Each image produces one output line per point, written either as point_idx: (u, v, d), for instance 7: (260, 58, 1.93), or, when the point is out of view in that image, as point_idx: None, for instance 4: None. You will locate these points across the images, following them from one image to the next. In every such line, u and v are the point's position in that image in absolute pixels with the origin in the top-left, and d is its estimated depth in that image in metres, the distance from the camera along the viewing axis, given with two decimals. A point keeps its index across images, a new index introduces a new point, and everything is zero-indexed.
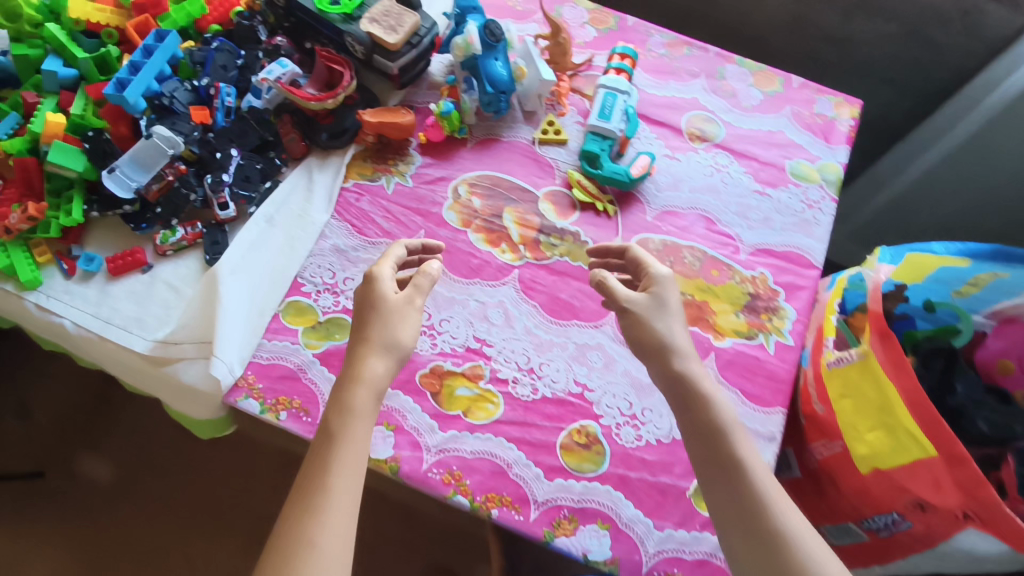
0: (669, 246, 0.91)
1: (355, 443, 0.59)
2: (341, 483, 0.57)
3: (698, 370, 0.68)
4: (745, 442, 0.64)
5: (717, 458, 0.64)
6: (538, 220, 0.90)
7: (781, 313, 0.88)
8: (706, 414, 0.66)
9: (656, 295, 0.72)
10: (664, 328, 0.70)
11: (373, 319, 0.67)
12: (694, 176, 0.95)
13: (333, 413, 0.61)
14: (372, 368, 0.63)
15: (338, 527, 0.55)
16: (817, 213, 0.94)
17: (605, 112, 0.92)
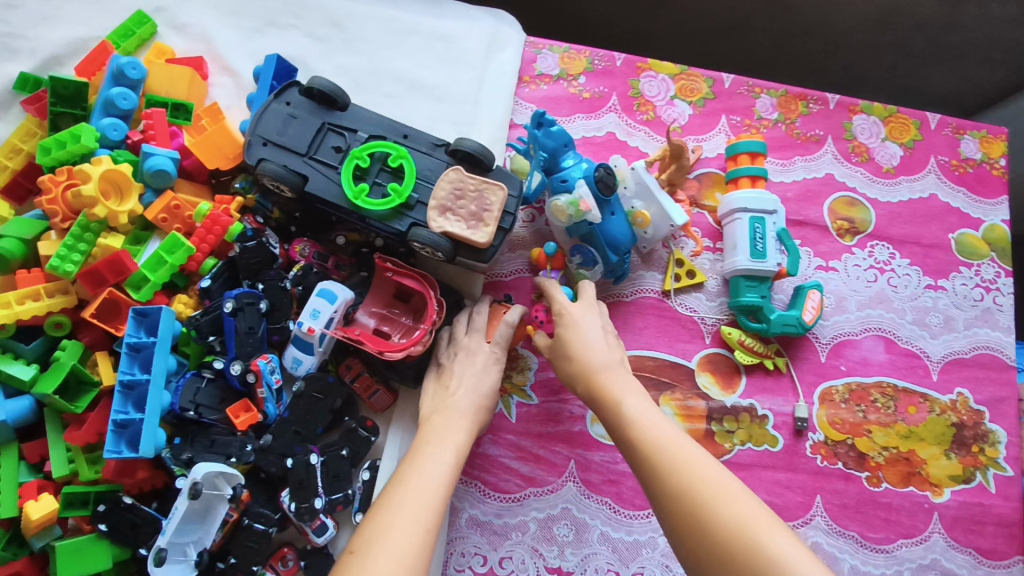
0: (855, 391, 0.75)
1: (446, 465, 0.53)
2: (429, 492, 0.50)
3: (616, 389, 0.54)
4: (687, 457, 0.47)
5: (653, 483, 0.47)
6: (703, 403, 0.72)
7: (992, 438, 0.75)
8: (635, 449, 0.50)
9: (562, 324, 0.60)
10: (574, 349, 0.58)
11: (465, 372, 0.62)
12: (858, 288, 0.77)
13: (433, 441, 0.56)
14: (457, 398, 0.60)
15: (420, 543, 0.46)
16: (997, 296, 0.80)
17: (758, 248, 0.71)
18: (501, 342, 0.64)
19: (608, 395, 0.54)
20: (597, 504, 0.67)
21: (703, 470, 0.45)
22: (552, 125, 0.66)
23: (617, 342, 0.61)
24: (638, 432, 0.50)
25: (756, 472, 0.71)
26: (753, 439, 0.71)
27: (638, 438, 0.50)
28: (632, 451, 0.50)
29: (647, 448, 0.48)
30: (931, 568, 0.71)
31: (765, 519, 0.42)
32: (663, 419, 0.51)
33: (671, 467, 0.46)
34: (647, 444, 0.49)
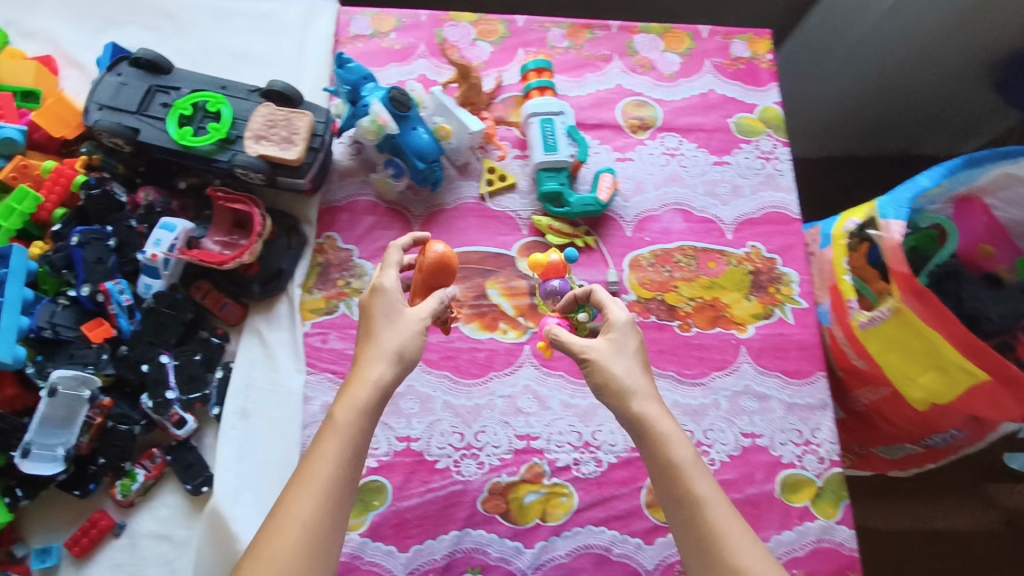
0: (661, 255, 0.86)
1: (360, 448, 0.52)
2: (342, 479, 0.50)
3: (666, 431, 0.55)
4: (737, 537, 0.51)
5: (703, 545, 0.51)
6: (525, 283, 0.82)
7: (786, 280, 0.87)
8: (693, 511, 0.52)
9: (614, 338, 0.59)
10: (620, 372, 0.57)
11: (377, 316, 0.58)
12: (653, 172, 0.90)
13: (337, 404, 0.53)
14: (374, 368, 0.55)
15: (301, 552, 0.46)
16: (777, 163, 0.92)
17: (549, 144, 0.83)
18: (429, 314, 0.60)
19: (660, 436, 0.55)
20: (436, 378, 0.78)
21: (754, 554, 0.50)
22: (349, 62, 0.78)
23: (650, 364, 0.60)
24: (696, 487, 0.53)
25: None
26: None
27: (694, 490, 0.53)
28: (681, 499, 0.53)
29: (701, 510, 0.52)
30: (744, 393, 0.82)
31: None
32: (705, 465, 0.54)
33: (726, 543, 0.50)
34: (709, 525, 0.51)
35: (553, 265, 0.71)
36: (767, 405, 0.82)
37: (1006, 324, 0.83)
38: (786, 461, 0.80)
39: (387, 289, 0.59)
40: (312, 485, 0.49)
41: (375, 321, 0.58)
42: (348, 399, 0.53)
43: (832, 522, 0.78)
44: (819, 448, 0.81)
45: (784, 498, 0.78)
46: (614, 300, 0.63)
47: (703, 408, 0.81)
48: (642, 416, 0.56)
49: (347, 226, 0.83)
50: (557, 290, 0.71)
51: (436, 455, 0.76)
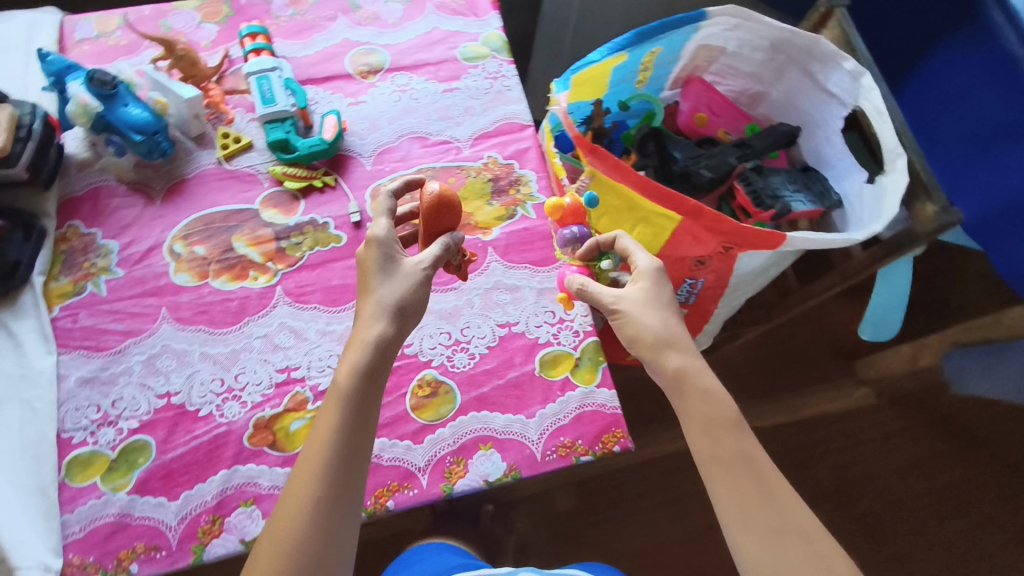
0: (401, 181, 0.91)
1: (360, 413, 0.66)
2: (338, 446, 0.64)
3: (702, 371, 0.66)
4: (755, 457, 0.63)
5: (738, 473, 0.62)
6: (270, 230, 0.86)
7: (525, 181, 0.93)
8: (719, 442, 0.63)
9: (642, 288, 0.69)
10: (656, 323, 0.67)
11: (374, 270, 0.69)
12: (385, 109, 0.95)
13: (341, 371, 0.66)
14: (370, 332, 0.67)
15: (312, 514, 0.62)
16: (503, 80, 0.99)
17: (267, 97, 0.88)
18: (428, 260, 0.71)
19: (695, 366, 0.66)
20: (190, 333, 0.81)
21: (763, 478, 0.62)
22: (49, 56, 0.84)
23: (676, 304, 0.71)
24: (725, 415, 0.64)
25: (330, 266, 0.85)
26: (320, 242, 0.86)
27: (741, 442, 0.63)
28: (722, 439, 0.63)
29: (744, 451, 0.63)
30: (496, 289, 0.87)
31: (826, 544, 0.60)
32: (727, 395, 0.65)
33: (752, 466, 0.62)
34: (744, 455, 0.63)
35: (571, 208, 0.76)
36: (518, 295, 0.86)
37: (720, 175, 0.91)
38: (543, 341, 0.84)
39: (394, 258, 0.70)
40: (325, 459, 0.64)
41: (371, 277, 0.69)
42: (342, 373, 0.66)
43: (592, 387, 0.82)
44: (572, 323, 0.85)
45: (544, 375, 0.82)
46: (638, 255, 0.72)
47: (458, 310, 0.85)
48: (670, 346, 0.66)
49: (90, 212, 0.87)
50: (575, 236, 0.76)
51: (197, 404, 0.78)
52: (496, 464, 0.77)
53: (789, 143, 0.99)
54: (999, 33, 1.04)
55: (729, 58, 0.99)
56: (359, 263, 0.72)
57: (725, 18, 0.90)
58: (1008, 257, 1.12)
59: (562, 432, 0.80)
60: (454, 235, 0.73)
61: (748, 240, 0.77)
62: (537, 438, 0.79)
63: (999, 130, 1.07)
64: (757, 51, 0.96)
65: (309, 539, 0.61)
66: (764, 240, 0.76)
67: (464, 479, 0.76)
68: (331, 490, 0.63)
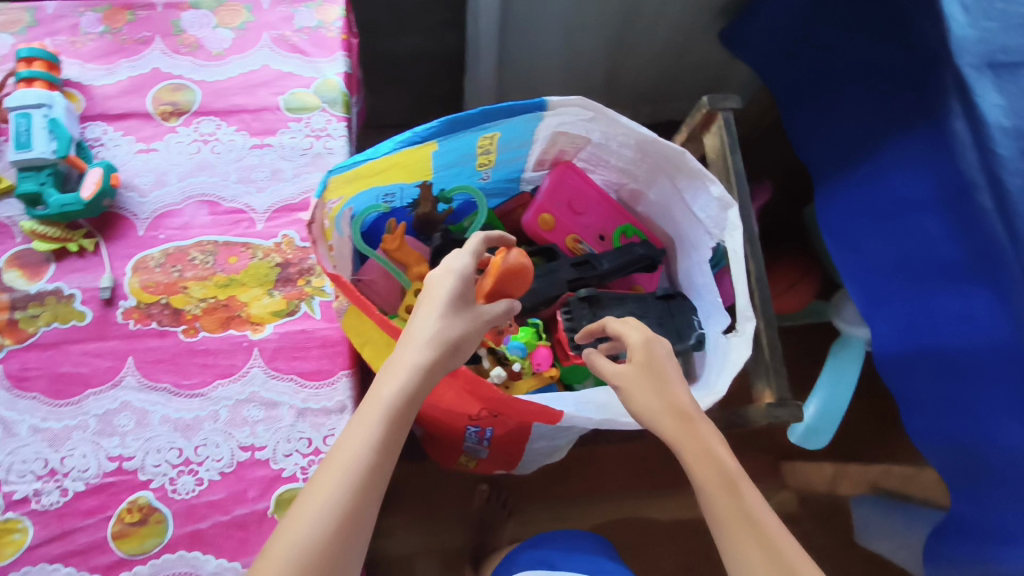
0: (173, 255, 0.78)
1: (391, 444, 0.52)
2: (378, 464, 0.51)
3: (706, 435, 0.56)
4: (778, 530, 0.51)
5: (759, 527, 0.51)
6: (6, 296, 0.75)
7: (319, 270, 0.79)
8: (737, 506, 0.52)
9: (634, 359, 0.61)
10: (650, 393, 0.59)
11: (440, 302, 0.57)
12: (177, 162, 0.82)
13: (385, 384, 0.54)
14: (425, 358, 0.55)
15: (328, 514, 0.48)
16: (327, 141, 0.84)
17: (22, 140, 0.75)
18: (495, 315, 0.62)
19: (694, 435, 0.56)
20: None
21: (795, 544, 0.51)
22: None
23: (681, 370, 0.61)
24: (727, 499, 0.53)
25: (63, 348, 0.74)
26: (59, 318, 0.75)
27: (750, 502, 0.52)
28: (730, 496, 0.53)
29: (751, 515, 0.52)
30: (248, 401, 0.74)
31: None
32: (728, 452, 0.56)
33: (775, 537, 0.51)
34: (758, 516, 0.52)
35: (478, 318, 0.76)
36: (274, 413, 0.73)
37: (538, 303, 0.76)
38: (287, 474, 0.71)
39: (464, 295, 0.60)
40: (351, 473, 0.50)
41: (442, 304, 0.58)
42: (387, 386, 0.54)
43: None
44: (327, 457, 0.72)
45: (276, 518, 0.69)
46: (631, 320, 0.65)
47: (198, 422, 0.73)
48: (669, 409, 0.57)
49: None
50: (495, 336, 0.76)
51: None
52: None
53: (648, 266, 0.83)
54: (959, 151, 0.82)
55: (597, 148, 0.81)
56: (425, 288, 0.60)
57: (576, 109, 0.73)
58: (925, 422, 0.92)
59: None
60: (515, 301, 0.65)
61: (517, 409, 0.63)
62: None
63: (934, 266, 0.87)
64: (625, 148, 0.78)
65: (328, 558, 0.47)
66: (532, 413, 0.62)
67: None
68: (367, 505, 0.50)
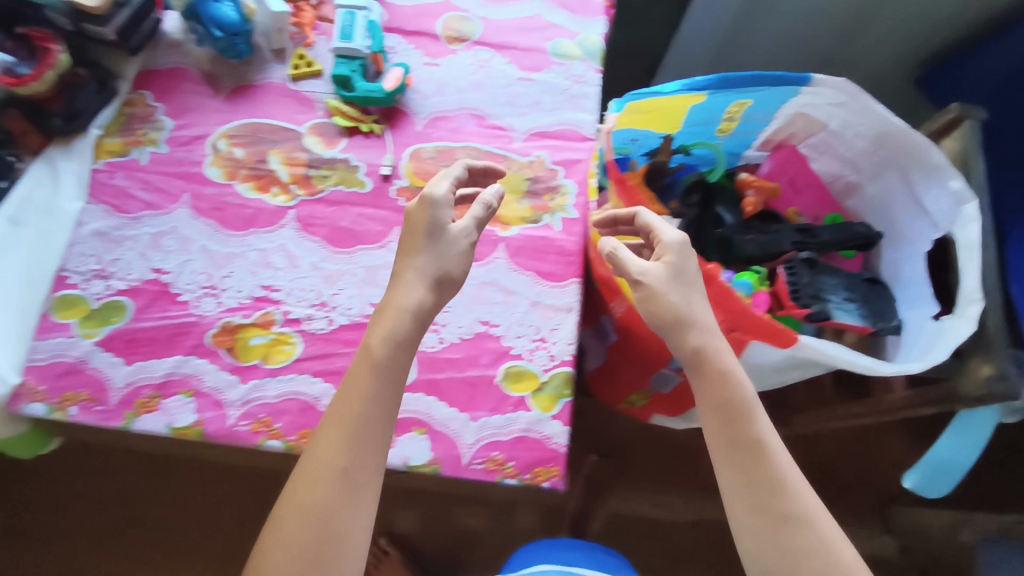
0: (443, 152, 0.90)
1: (388, 384, 0.67)
2: (376, 420, 0.65)
3: (726, 383, 0.66)
4: (788, 471, 0.63)
5: (762, 447, 0.64)
6: (305, 156, 0.88)
7: (563, 191, 0.89)
8: (749, 460, 0.63)
9: (667, 265, 0.69)
10: (681, 302, 0.68)
11: (421, 232, 0.70)
12: (457, 77, 0.94)
13: (376, 338, 0.67)
14: (410, 297, 0.69)
15: (330, 447, 0.64)
16: (584, 86, 0.95)
17: (346, 32, 0.89)
18: (469, 229, 0.72)
19: (717, 380, 0.66)
20: (200, 224, 0.84)
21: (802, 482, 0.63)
22: None
23: (703, 275, 0.71)
24: (743, 450, 0.64)
25: (345, 208, 0.86)
26: (345, 183, 0.87)
27: (760, 427, 0.65)
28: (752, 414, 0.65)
29: (754, 438, 0.64)
30: (491, 285, 0.84)
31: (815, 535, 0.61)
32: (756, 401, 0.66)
33: (782, 481, 0.62)
34: (779, 475, 0.63)
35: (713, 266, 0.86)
36: (511, 299, 0.84)
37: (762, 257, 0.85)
38: (515, 352, 0.81)
39: (446, 226, 0.71)
40: (356, 436, 0.64)
41: (421, 237, 0.70)
42: (381, 333, 0.68)
43: (546, 415, 0.79)
44: (551, 346, 0.82)
45: (503, 385, 0.80)
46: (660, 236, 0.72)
47: None
48: (694, 343, 0.67)
49: (161, 87, 0.91)
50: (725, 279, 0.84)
51: (181, 289, 0.81)
52: (421, 449, 0.77)
53: (862, 246, 0.89)
54: None
55: (829, 136, 0.89)
56: (407, 219, 0.72)
57: (831, 90, 0.81)
58: None
59: (497, 446, 0.77)
60: (493, 190, 0.74)
61: (753, 326, 0.71)
62: (470, 443, 0.77)
63: None
64: (860, 138, 0.86)
65: (356, 470, 0.63)
66: (769, 330, 0.70)
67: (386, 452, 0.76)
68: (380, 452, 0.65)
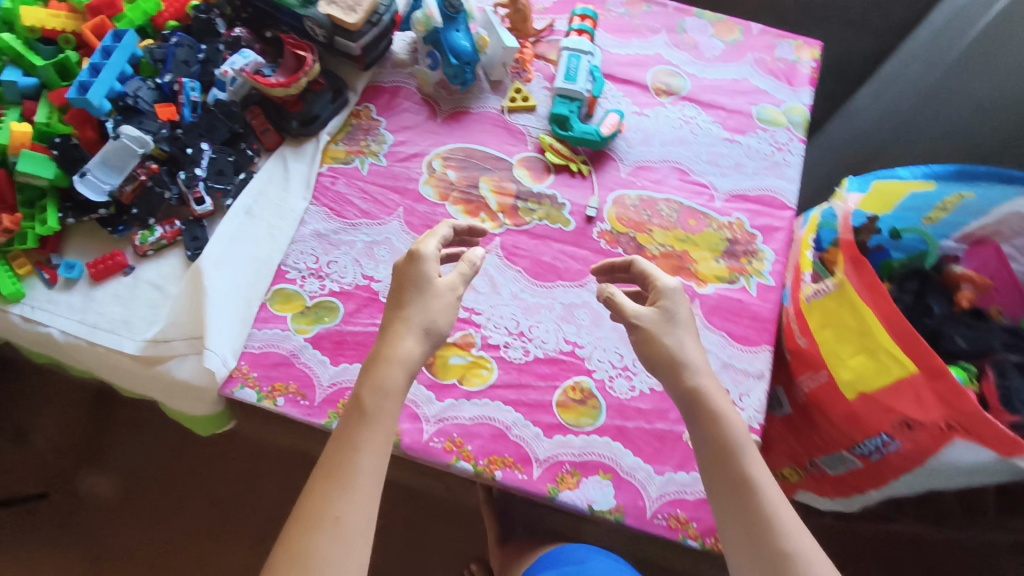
0: (645, 201, 0.92)
1: (382, 437, 0.62)
2: (366, 476, 0.60)
3: (723, 430, 0.65)
4: (791, 526, 0.61)
5: (750, 486, 0.63)
6: (514, 187, 0.91)
7: (760, 256, 0.89)
8: (747, 511, 0.62)
9: (667, 313, 0.70)
10: (672, 342, 0.69)
11: (410, 284, 0.68)
12: (663, 130, 0.96)
13: (365, 391, 0.64)
14: (405, 348, 0.66)
15: (320, 484, 0.59)
16: (787, 154, 0.96)
17: (570, 74, 0.92)
18: (451, 283, 0.70)
19: (710, 425, 0.66)
20: (412, 239, 0.88)
21: (807, 542, 0.60)
22: None
23: (695, 321, 0.71)
24: (740, 498, 0.63)
25: (548, 242, 0.89)
26: (549, 218, 0.90)
27: (747, 467, 0.64)
28: (731, 457, 0.64)
29: (744, 480, 0.63)
30: None
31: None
32: (751, 451, 0.65)
33: (784, 539, 0.60)
34: (769, 512, 0.61)
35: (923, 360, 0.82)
36: None
37: (974, 350, 0.84)
38: None
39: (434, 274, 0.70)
40: (350, 481, 0.59)
41: (405, 292, 0.69)
42: (385, 379, 0.64)
43: None
44: (740, 411, 0.81)
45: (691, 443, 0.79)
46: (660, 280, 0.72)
47: None
48: (690, 387, 0.67)
49: (385, 103, 0.95)
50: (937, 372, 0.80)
51: None
52: (606, 495, 0.76)
53: None
54: None
55: None
56: (394, 277, 0.71)
57: None
58: None
59: (681, 504, 0.76)
60: (479, 249, 0.72)
61: (982, 431, 0.67)
62: (654, 496, 0.76)
63: None
64: None
65: (340, 519, 0.57)
66: (1004, 441, 0.66)
67: (571, 492, 0.76)
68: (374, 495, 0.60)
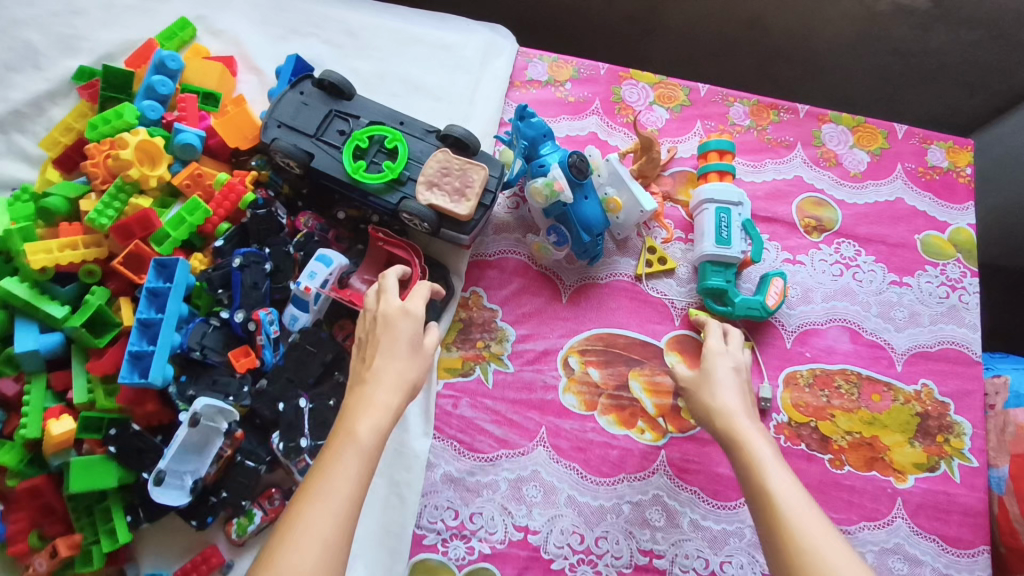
0: (820, 377, 0.78)
1: (353, 477, 0.52)
2: (326, 537, 0.47)
3: (763, 454, 0.58)
4: (843, 560, 0.48)
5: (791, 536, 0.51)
6: (671, 381, 0.76)
7: (957, 430, 0.78)
8: (771, 509, 0.53)
9: (705, 369, 0.67)
10: (710, 397, 0.65)
11: (401, 339, 0.61)
12: (823, 281, 0.81)
13: (358, 420, 0.56)
14: (385, 394, 0.58)
15: (276, 545, 0.47)
16: (963, 294, 0.83)
17: (723, 236, 0.76)
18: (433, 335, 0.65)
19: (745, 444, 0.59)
20: (564, 468, 0.72)
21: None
22: (532, 117, 0.73)
23: (742, 378, 0.67)
24: (788, 514, 0.52)
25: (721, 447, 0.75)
26: None
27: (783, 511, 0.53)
28: (768, 501, 0.54)
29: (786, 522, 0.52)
30: (894, 552, 0.73)
31: None
32: (799, 484, 0.55)
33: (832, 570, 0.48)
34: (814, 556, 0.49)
35: None
36: (918, 570, 0.73)
37: None
38: None
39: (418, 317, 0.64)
40: (336, 496, 0.50)
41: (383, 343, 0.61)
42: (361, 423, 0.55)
43: None
44: None
45: None
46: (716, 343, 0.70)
47: None
48: (714, 407, 0.64)
49: (496, 286, 0.77)
50: None
51: (552, 552, 0.70)
52: None
53: None
54: None
55: None
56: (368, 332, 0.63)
57: None
58: None
59: None
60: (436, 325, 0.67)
61: None
62: None
63: None
64: None
65: None
66: None
67: None
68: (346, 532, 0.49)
